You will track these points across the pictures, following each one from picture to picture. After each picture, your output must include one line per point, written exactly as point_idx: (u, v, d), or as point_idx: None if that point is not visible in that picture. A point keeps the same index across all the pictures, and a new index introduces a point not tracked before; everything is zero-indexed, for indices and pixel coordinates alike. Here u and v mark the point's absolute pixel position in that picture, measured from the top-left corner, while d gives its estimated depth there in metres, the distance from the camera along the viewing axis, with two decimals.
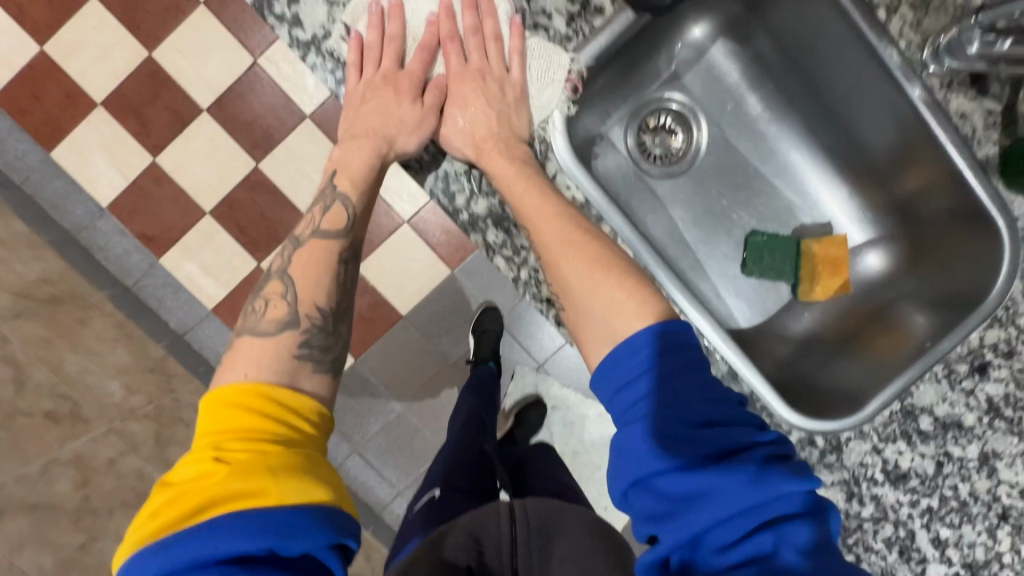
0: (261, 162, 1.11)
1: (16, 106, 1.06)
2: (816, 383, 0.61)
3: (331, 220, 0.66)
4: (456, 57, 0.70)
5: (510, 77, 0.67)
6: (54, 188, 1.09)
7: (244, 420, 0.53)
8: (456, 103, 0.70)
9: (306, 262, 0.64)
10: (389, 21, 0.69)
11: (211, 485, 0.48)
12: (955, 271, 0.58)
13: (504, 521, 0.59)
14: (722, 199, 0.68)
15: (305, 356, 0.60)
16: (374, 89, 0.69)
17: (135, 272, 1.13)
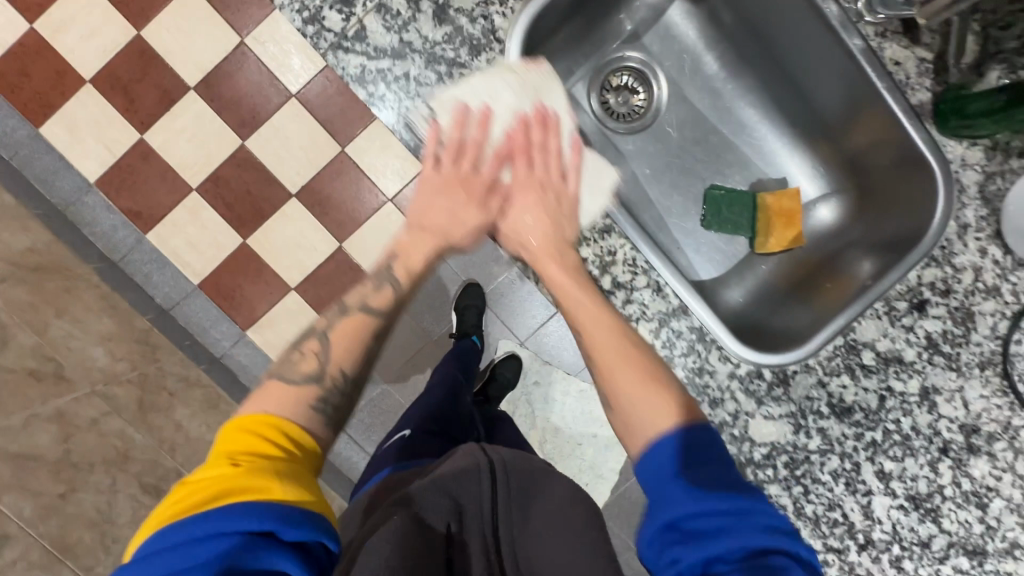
0: (247, 140, 1.13)
1: (6, 82, 1.08)
2: (770, 327, 0.58)
3: (380, 297, 0.57)
4: (526, 171, 0.58)
5: (566, 189, 0.57)
6: (42, 164, 1.10)
7: (253, 443, 0.48)
8: (518, 211, 0.57)
9: (345, 339, 0.56)
10: (468, 124, 0.57)
11: (223, 479, 0.45)
12: (901, 211, 0.54)
13: (485, 478, 0.54)
14: (684, 154, 0.64)
15: (319, 412, 0.53)
16: (440, 188, 0.58)
17: (122, 247, 1.14)
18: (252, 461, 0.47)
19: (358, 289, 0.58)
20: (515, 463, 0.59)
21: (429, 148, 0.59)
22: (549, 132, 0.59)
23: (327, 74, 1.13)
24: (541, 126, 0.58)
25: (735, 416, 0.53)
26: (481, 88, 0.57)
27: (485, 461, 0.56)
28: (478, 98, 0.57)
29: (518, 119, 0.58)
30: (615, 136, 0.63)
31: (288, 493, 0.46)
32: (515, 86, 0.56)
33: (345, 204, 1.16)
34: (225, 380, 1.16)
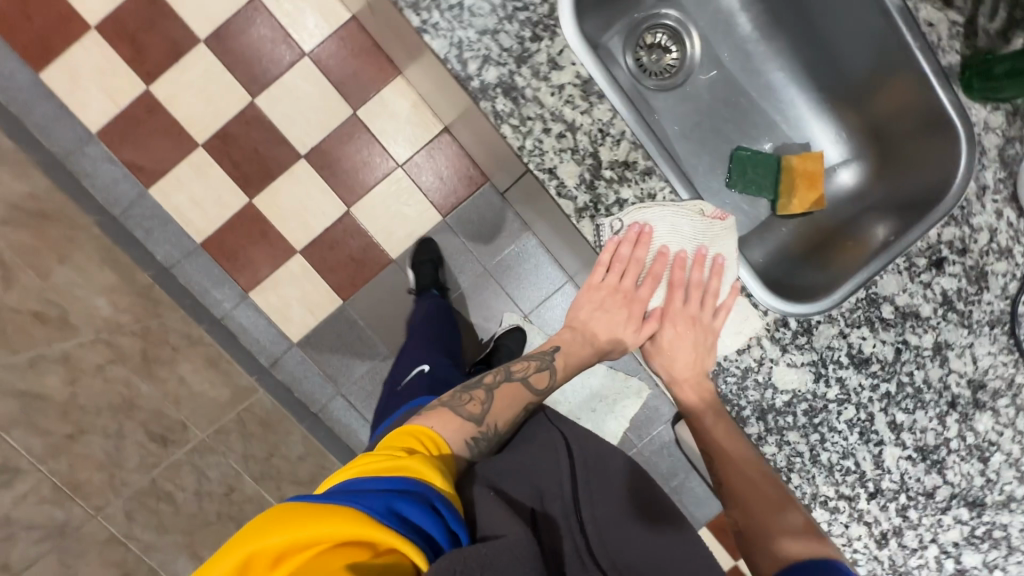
0: (257, 98, 1.11)
1: (5, 24, 1.04)
2: (793, 285, 0.59)
3: (539, 378, 0.62)
4: (681, 308, 0.58)
5: (711, 323, 0.55)
6: (41, 111, 1.07)
7: (409, 442, 0.49)
8: (669, 342, 0.58)
9: (505, 399, 0.60)
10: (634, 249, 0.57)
11: (397, 459, 0.45)
12: (918, 172, 0.57)
13: (564, 459, 0.55)
14: (712, 112, 0.65)
15: (473, 449, 0.53)
16: (599, 302, 0.61)
17: (122, 201, 1.11)
18: (421, 455, 0.47)
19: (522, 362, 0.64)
20: (587, 447, 0.59)
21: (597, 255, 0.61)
22: (712, 275, 0.57)
23: (341, 35, 1.12)
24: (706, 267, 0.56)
25: (760, 363, 0.54)
26: (661, 216, 0.55)
27: (561, 441, 0.57)
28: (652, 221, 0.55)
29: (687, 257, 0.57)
30: (647, 91, 0.64)
31: (444, 487, 0.45)
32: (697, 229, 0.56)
33: (355, 168, 1.15)
34: (225, 341, 1.13)
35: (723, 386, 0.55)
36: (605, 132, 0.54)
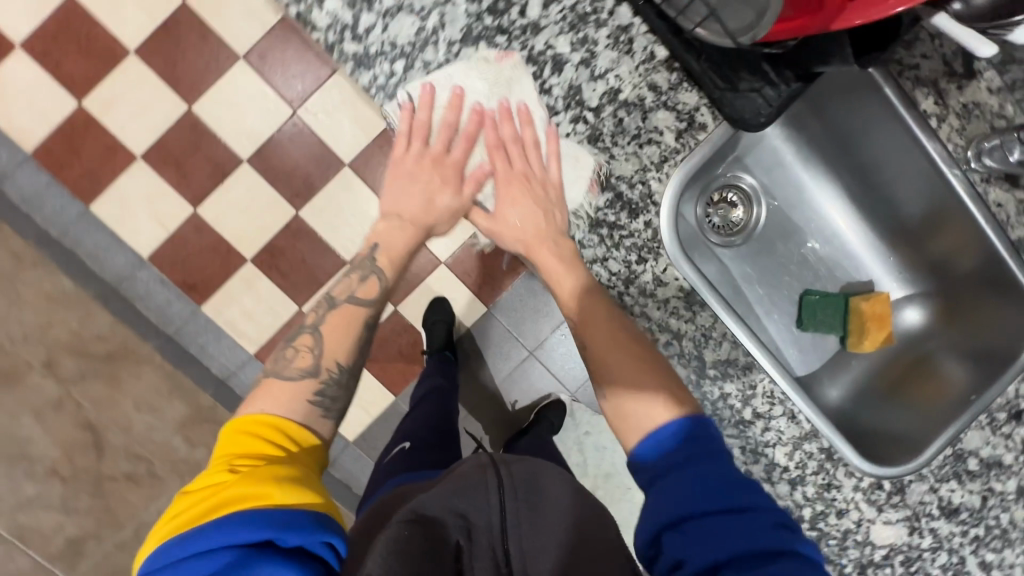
0: (301, 210, 1.13)
1: (54, 161, 1.07)
2: (873, 431, 0.70)
3: (365, 287, 0.80)
4: (499, 154, 0.77)
5: (549, 178, 0.74)
6: (94, 241, 1.09)
7: (256, 446, 0.63)
8: (507, 201, 0.77)
9: (339, 324, 0.77)
10: (448, 110, 0.74)
11: (223, 492, 0.57)
12: (985, 328, 0.68)
13: (495, 486, 0.61)
14: (788, 269, 0.77)
15: (314, 403, 0.70)
16: (415, 171, 0.79)
17: (176, 320, 1.13)
18: (245, 472, 0.59)
19: (347, 284, 0.79)
20: (518, 467, 0.64)
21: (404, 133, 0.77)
22: (528, 123, 0.74)
23: (379, 141, 1.13)
24: (514, 114, 0.74)
25: (860, 522, 0.67)
26: (453, 75, 0.71)
27: (491, 465, 0.63)
28: (450, 83, 0.72)
29: (492, 109, 0.74)
30: (717, 246, 0.74)
31: (282, 493, 0.57)
32: (491, 76, 0.71)
33: None
34: None
35: (827, 548, 0.68)
36: (708, 334, 0.70)
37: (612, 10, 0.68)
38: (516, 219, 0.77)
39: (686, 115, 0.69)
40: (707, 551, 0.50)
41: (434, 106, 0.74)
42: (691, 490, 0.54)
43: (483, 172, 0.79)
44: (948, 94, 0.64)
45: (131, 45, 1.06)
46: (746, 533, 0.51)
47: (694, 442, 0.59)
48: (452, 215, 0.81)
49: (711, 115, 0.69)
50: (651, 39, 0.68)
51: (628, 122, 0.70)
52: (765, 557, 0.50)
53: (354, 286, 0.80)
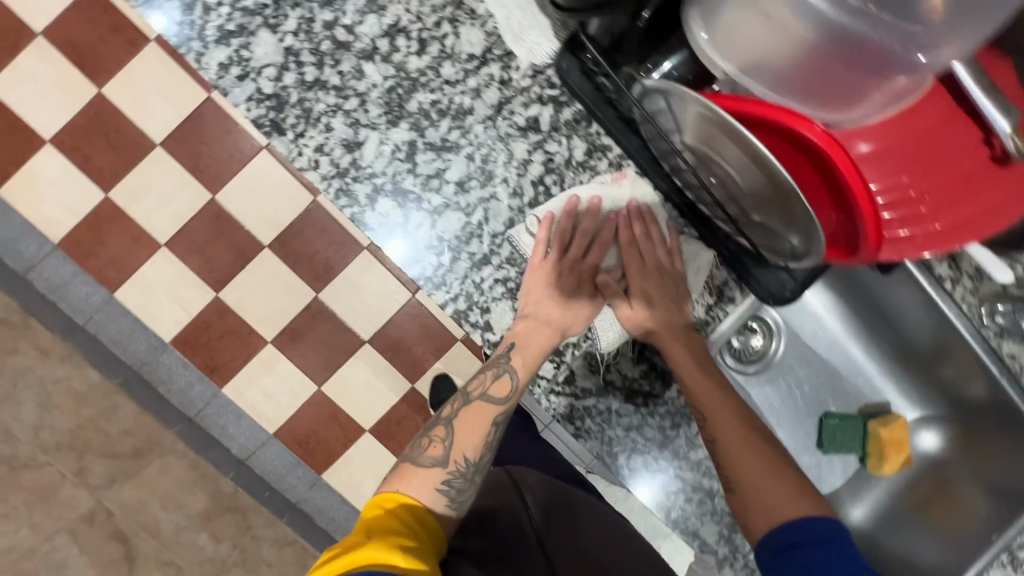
0: (320, 293, 1.15)
1: (81, 251, 1.09)
2: (909, 562, 0.78)
3: (500, 385, 0.74)
4: (634, 251, 0.77)
5: (676, 271, 0.77)
6: (117, 327, 1.12)
7: (382, 514, 0.64)
8: (640, 296, 0.77)
9: (471, 420, 0.74)
10: (586, 217, 0.77)
11: (356, 553, 0.57)
12: (998, 463, 0.77)
13: (521, 507, 0.79)
14: (817, 389, 0.88)
15: (444, 491, 0.68)
16: (545, 281, 0.75)
17: (197, 403, 1.15)
18: (372, 537, 0.59)
19: (480, 382, 0.76)
20: (533, 485, 0.84)
21: (536, 246, 0.75)
22: (649, 225, 0.77)
23: None
24: (641, 219, 0.77)
25: None
26: (585, 189, 0.75)
27: (512, 487, 0.82)
28: (587, 194, 0.75)
29: (624, 209, 0.77)
30: (733, 368, 0.86)
31: (406, 564, 0.56)
32: (613, 195, 0.76)
33: (418, 349, 1.18)
34: (304, 527, 1.19)
35: None
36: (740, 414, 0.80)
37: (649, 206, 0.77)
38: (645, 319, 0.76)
39: (715, 291, 0.79)
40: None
41: (574, 216, 0.76)
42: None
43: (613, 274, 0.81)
44: (960, 259, 0.74)
45: (157, 137, 1.09)
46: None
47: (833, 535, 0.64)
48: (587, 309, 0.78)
49: (739, 290, 0.78)
50: (680, 221, 0.78)
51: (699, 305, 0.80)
52: None
53: (487, 383, 0.76)
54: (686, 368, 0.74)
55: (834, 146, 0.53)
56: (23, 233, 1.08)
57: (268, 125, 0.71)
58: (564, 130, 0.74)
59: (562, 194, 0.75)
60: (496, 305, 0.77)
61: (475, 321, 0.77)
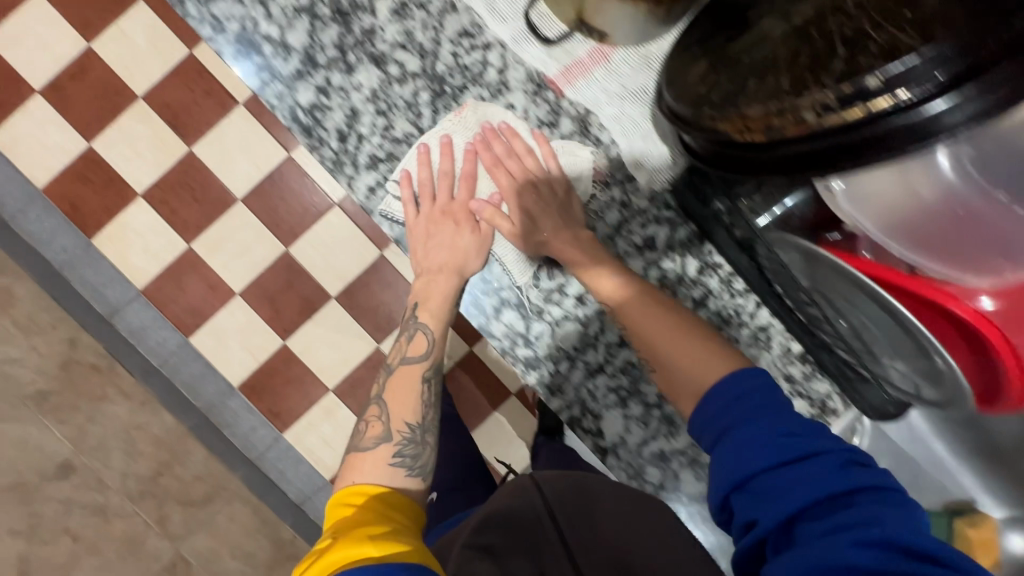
0: (382, 343, 1.19)
1: (162, 297, 1.15)
2: None
3: (415, 343, 0.85)
4: (499, 171, 0.87)
5: (552, 175, 0.85)
6: (189, 370, 1.17)
7: (353, 511, 0.70)
8: (515, 212, 0.86)
9: (400, 385, 0.83)
10: (442, 157, 0.87)
11: (329, 555, 0.63)
12: None
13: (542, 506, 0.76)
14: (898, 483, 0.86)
15: (399, 462, 0.76)
16: (429, 232, 0.89)
17: (259, 446, 1.18)
18: (342, 536, 0.65)
19: (398, 349, 0.86)
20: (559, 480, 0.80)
21: (412, 195, 0.88)
22: (512, 136, 0.86)
23: None
24: (498, 135, 0.86)
25: None
26: (444, 127, 0.86)
27: (531, 482, 0.80)
28: (439, 133, 0.86)
29: (479, 133, 0.86)
30: None
31: (377, 551, 0.62)
32: (460, 125, 0.86)
33: (474, 401, 1.21)
34: None
35: None
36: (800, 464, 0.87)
37: (751, 316, 0.84)
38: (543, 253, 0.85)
39: (821, 403, 0.85)
40: (779, 508, 0.57)
41: (430, 163, 0.86)
42: (755, 450, 0.60)
43: (493, 202, 0.89)
44: None
45: (239, 193, 1.15)
46: (806, 480, 0.58)
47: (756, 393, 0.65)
48: (478, 244, 0.87)
49: (842, 403, 0.84)
50: (786, 338, 0.84)
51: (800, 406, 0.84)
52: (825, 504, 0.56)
53: (404, 348, 0.86)
54: (631, 306, 0.77)
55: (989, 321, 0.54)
56: (111, 279, 1.15)
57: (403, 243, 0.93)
58: (678, 249, 0.84)
59: (416, 142, 0.86)
60: (609, 414, 0.87)
61: (589, 426, 0.87)
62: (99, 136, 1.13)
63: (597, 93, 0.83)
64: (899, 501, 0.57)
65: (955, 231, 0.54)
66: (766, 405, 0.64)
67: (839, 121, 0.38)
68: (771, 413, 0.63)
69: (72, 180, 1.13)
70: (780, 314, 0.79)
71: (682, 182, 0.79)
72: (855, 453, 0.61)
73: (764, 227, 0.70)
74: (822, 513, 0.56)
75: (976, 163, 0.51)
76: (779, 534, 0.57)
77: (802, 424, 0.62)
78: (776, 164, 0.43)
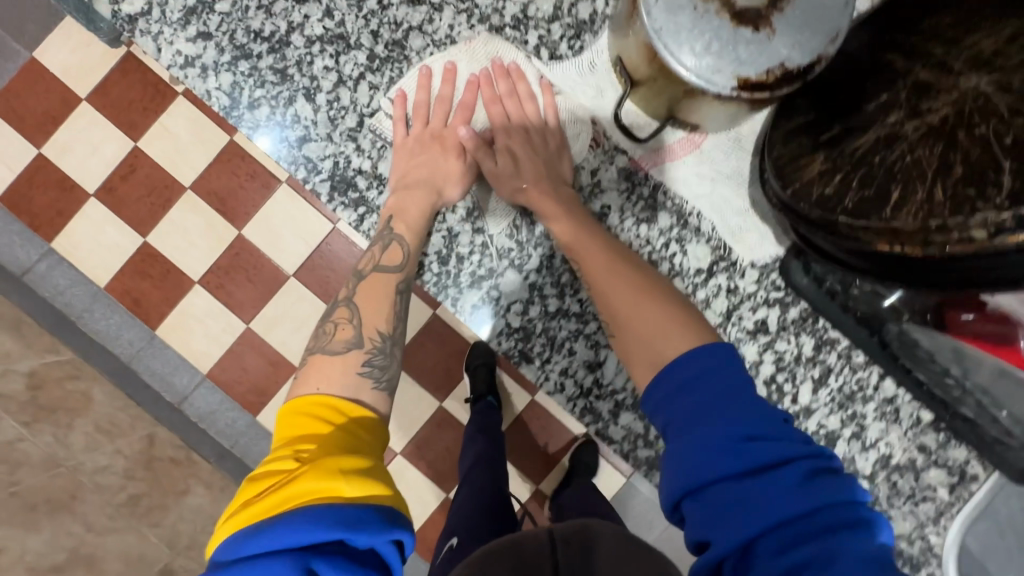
0: (444, 402, 1.19)
1: (227, 378, 1.17)
2: None
3: (391, 253, 0.80)
4: (500, 115, 0.86)
5: (549, 128, 0.85)
6: (259, 449, 1.18)
7: (315, 426, 0.63)
8: (504, 153, 0.84)
9: (372, 291, 0.77)
10: (443, 84, 0.86)
11: (296, 482, 0.56)
12: None
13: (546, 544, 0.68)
14: None
15: (364, 377, 0.70)
16: (414, 149, 0.85)
17: None
18: (312, 463, 0.58)
19: (371, 257, 0.80)
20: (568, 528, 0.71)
21: (401, 120, 0.86)
22: (515, 80, 0.86)
23: None
24: (506, 74, 0.86)
25: None
26: (455, 57, 0.86)
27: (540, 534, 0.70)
28: (447, 59, 0.86)
29: (480, 75, 0.86)
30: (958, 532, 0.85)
31: (352, 490, 0.57)
32: (467, 54, 0.86)
33: (541, 449, 1.20)
34: None
35: None
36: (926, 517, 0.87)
37: (875, 389, 0.85)
38: (537, 196, 0.81)
39: (958, 469, 0.85)
40: (733, 527, 0.51)
41: (430, 87, 0.86)
42: (705, 454, 0.54)
43: (484, 137, 0.88)
44: None
45: (291, 268, 1.17)
46: (766, 492, 0.51)
47: (695, 379, 0.59)
48: (461, 173, 0.86)
49: (982, 467, 0.85)
50: (914, 407, 0.85)
51: (902, 483, 0.86)
52: (791, 516, 0.50)
53: (377, 257, 0.80)
54: (594, 278, 0.74)
55: None
56: (177, 367, 1.17)
57: (519, 355, 0.87)
58: (794, 329, 0.85)
59: (415, 70, 0.86)
60: None
61: None
62: (154, 229, 1.16)
63: (696, 178, 0.84)
64: (855, 516, 0.50)
65: None
66: (717, 401, 0.57)
67: (1014, 242, 0.41)
68: (728, 404, 0.56)
69: (131, 276, 1.16)
70: (905, 382, 0.83)
71: (794, 264, 0.82)
72: (817, 459, 0.54)
73: (893, 307, 0.80)
74: (783, 525, 0.49)
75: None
76: (735, 555, 0.50)
77: (758, 426, 0.55)
78: (916, 272, 0.49)
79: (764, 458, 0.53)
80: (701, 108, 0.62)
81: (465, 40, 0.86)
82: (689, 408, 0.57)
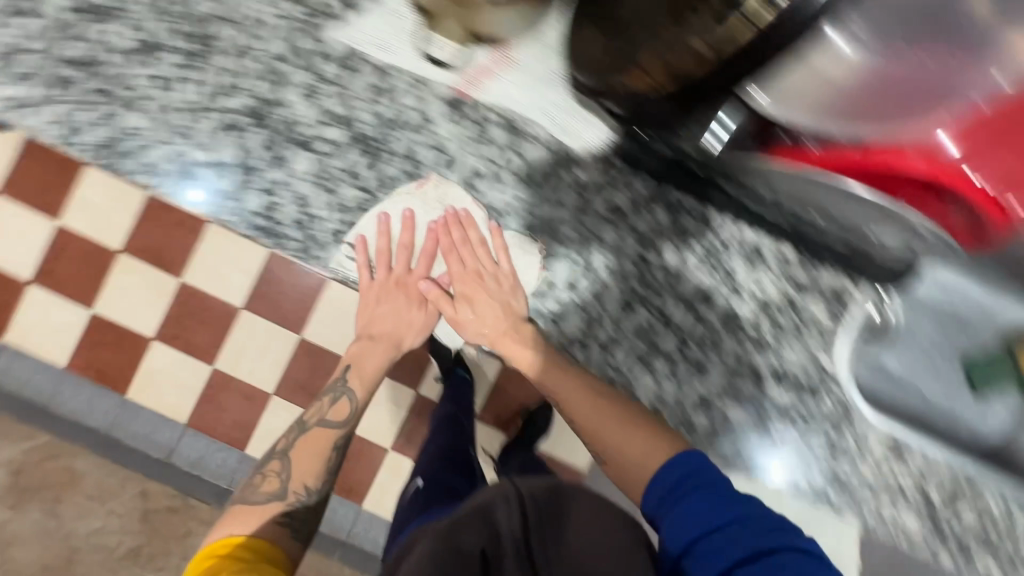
0: (419, 389, 1.21)
1: (209, 422, 1.20)
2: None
3: (339, 407, 0.99)
4: (454, 261, 1.00)
5: (501, 270, 0.98)
6: None
7: (217, 557, 0.81)
8: (468, 299, 1.00)
9: (309, 448, 0.96)
10: (403, 230, 0.99)
11: None
12: None
13: (518, 499, 0.74)
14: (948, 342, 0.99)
15: (280, 521, 0.89)
16: (379, 297, 1.02)
17: (345, 524, 1.20)
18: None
19: (320, 410, 0.99)
20: (539, 487, 0.77)
21: (364, 270, 0.99)
22: (466, 228, 0.98)
23: None
24: (457, 221, 0.98)
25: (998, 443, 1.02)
26: (396, 203, 0.97)
27: (512, 487, 0.76)
28: (399, 207, 0.97)
29: (440, 220, 0.99)
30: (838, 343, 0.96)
31: None
32: (419, 200, 0.98)
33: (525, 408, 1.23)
34: None
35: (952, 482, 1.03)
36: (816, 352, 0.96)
37: (738, 240, 0.94)
38: (509, 343, 0.98)
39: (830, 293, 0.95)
40: (718, 565, 0.69)
41: (389, 234, 0.99)
42: (696, 518, 0.74)
43: (440, 282, 1.03)
44: None
45: (239, 303, 1.19)
46: (739, 538, 0.71)
47: (687, 476, 0.80)
48: (422, 319, 1.03)
49: (853, 290, 0.94)
50: (776, 247, 0.94)
51: (783, 319, 0.96)
52: (759, 556, 0.69)
53: (326, 410, 0.99)
54: (579, 406, 0.92)
55: (937, 167, 0.68)
56: (157, 424, 1.19)
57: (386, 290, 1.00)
58: (646, 205, 0.94)
59: (374, 215, 0.97)
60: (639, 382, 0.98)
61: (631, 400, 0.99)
62: (99, 299, 1.18)
63: (506, 92, 0.93)
64: (806, 554, 0.70)
65: (891, 90, 0.72)
66: (703, 486, 0.78)
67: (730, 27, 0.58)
68: (709, 487, 0.78)
69: (89, 350, 1.18)
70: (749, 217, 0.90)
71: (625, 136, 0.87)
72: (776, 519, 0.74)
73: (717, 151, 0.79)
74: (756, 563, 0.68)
75: (867, 30, 0.71)
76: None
77: (732, 497, 0.76)
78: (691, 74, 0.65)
79: (739, 524, 0.72)
80: (491, 20, 0.82)
81: (416, 181, 0.97)
82: (683, 492, 0.78)
